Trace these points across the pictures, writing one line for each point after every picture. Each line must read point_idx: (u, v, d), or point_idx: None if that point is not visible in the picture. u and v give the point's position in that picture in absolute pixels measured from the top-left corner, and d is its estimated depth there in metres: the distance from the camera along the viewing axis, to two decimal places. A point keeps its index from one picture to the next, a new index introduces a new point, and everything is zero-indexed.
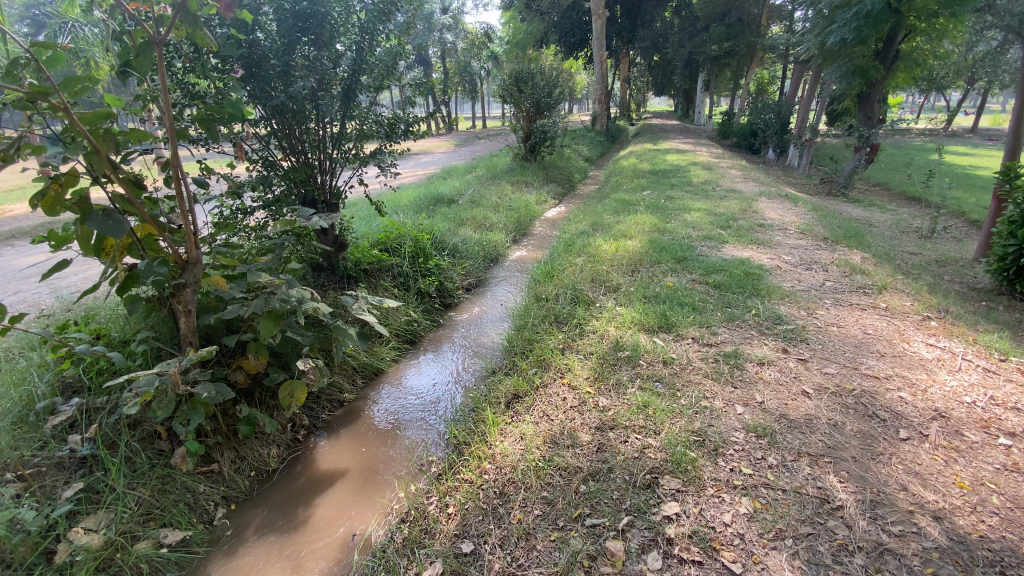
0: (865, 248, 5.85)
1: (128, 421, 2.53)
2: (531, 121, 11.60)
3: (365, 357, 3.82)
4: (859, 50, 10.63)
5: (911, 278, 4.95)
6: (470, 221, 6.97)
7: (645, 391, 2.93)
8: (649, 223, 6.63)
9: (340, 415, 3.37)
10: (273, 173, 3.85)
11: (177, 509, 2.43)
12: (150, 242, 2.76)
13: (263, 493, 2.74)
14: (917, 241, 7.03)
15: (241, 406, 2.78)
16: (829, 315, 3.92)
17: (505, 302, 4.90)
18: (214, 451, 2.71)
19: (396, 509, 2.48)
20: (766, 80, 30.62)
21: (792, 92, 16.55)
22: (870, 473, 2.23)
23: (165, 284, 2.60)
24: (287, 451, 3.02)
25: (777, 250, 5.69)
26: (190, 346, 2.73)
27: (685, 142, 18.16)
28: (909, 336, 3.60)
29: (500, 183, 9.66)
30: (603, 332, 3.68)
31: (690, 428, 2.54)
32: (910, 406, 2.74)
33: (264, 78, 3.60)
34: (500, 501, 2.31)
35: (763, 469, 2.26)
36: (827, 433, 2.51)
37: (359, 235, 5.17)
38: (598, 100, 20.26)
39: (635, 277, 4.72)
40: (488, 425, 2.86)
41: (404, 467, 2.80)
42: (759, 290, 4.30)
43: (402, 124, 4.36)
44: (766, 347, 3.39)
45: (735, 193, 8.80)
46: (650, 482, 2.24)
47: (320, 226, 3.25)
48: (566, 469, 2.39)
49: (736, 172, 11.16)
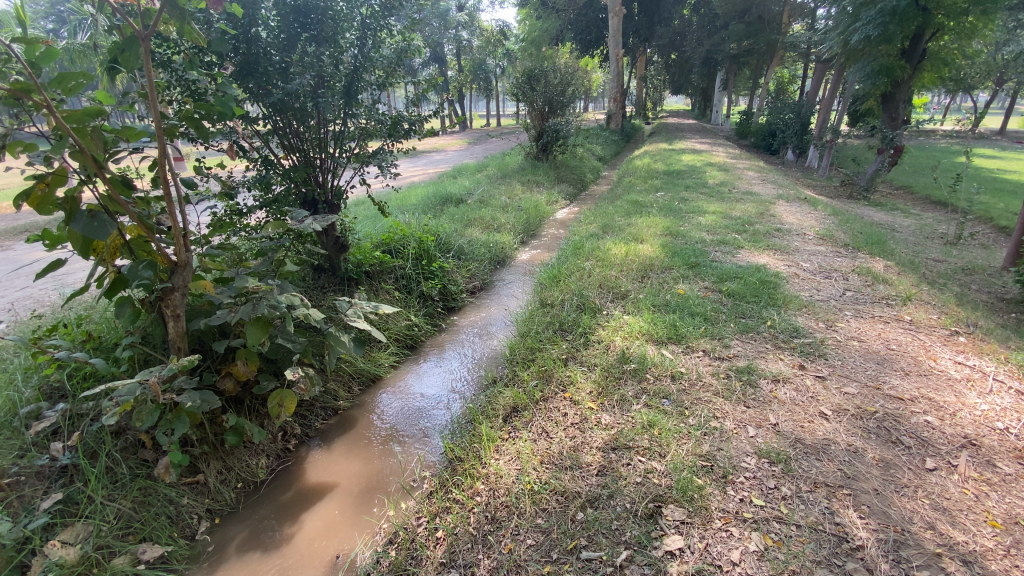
0: (888, 256, 5.60)
1: (112, 429, 2.44)
2: (543, 120, 11.46)
3: (361, 363, 3.71)
4: (884, 48, 10.29)
5: (937, 289, 4.71)
6: (477, 222, 6.85)
7: (651, 408, 2.77)
8: (661, 225, 6.47)
9: (334, 423, 3.27)
10: (272, 173, 3.74)
11: (159, 523, 2.35)
12: (140, 243, 2.67)
13: (250, 506, 2.64)
14: (942, 248, 6.74)
15: (227, 415, 2.68)
16: (849, 329, 3.72)
17: (510, 307, 4.76)
18: (199, 462, 2.62)
19: (384, 528, 2.37)
20: (786, 79, 29.92)
21: (812, 91, 16.13)
22: (893, 509, 2.06)
23: (151, 288, 2.52)
24: (277, 462, 2.92)
25: (794, 257, 5.47)
26: (178, 352, 2.64)
27: (701, 142, 17.84)
28: (936, 353, 3.39)
29: (510, 183, 9.52)
30: (609, 343, 3.52)
31: (697, 452, 2.38)
32: (937, 432, 2.55)
33: (262, 75, 3.45)
34: (492, 527, 2.17)
35: (776, 501, 2.10)
36: (846, 462, 2.33)
37: (362, 235, 5.08)
38: (613, 98, 19.91)
39: (645, 283, 4.55)
40: (484, 441, 2.73)
41: (396, 482, 2.69)
42: (776, 300, 4.12)
43: (406, 123, 4.25)
44: (782, 363, 3.21)
45: (752, 195, 8.54)
46: (653, 511, 2.09)
47: (316, 230, 3.08)
48: (563, 494, 2.25)
49: (753, 174, 10.89)
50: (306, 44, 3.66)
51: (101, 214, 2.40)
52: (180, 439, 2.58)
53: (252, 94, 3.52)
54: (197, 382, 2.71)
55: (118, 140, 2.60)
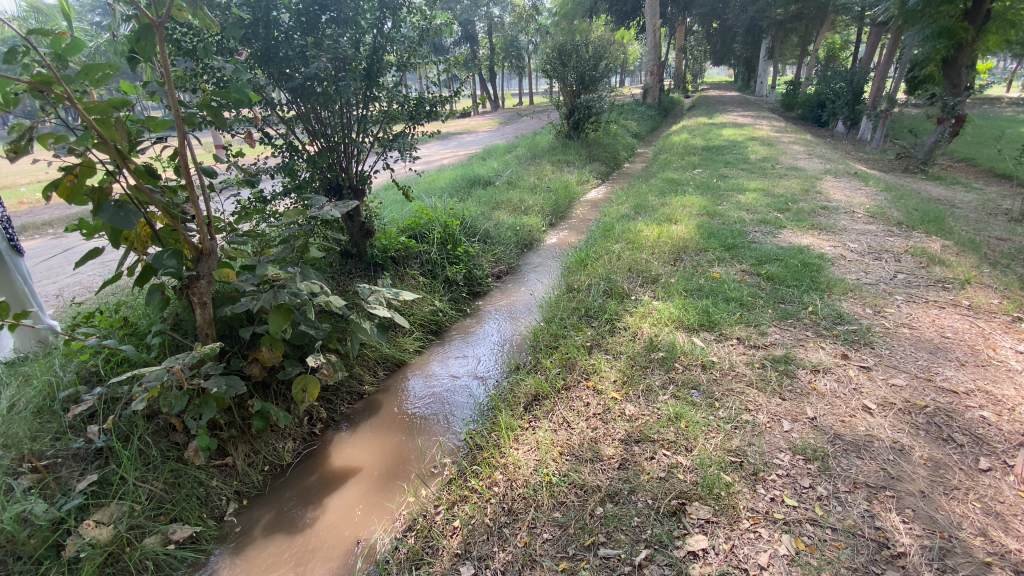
0: (946, 235, 5.18)
1: (144, 413, 2.52)
2: (575, 97, 11.11)
3: (386, 348, 3.72)
4: (946, 8, 9.49)
5: (1000, 270, 4.33)
6: (505, 205, 6.76)
7: (678, 400, 2.66)
8: (697, 204, 6.20)
9: (360, 407, 3.29)
10: (296, 158, 3.76)
11: (189, 504, 2.43)
12: (169, 232, 2.72)
13: (276, 489, 2.69)
14: (1007, 225, 6.21)
15: (253, 400, 2.71)
16: (899, 315, 3.46)
17: (537, 292, 4.67)
18: (228, 445, 2.68)
19: (404, 514, 2.36)
20: (837, 45, 27.97)
21: (867, 57, 15.04)
22: (940, 513, 1.89)
23: (177, 277, 2.55)
24: (303, 445, 2.96)
25: (842, 237, 5.13)
26: (205, 338, 2.68)
27: (744, 114, 16.95)
28: (996, 342, 3.11)
29: (540, 163, 9.35)
30: (636, 329, 3.40)
31: (726, 447, 2.27)
32: (994, 429, 2.34)
33: (281, 61, 3.45)
34: (508, 519, 2.13)
35: (810, 502, 1.97)
36: (891, 461, 2.16)
37: (388, 220, 5.08)
38: (649, 71, 19.12)
39: (677, 266, 4.36)
40: (504, 431, 2.69)
41: (418, 468, 2.68)
42: (818, 284, 3.88)
43: (428, 105, 4.19)
44: (822, 352, 3.03)
45: (796, 171, 8.09)
46: (676, 508, 2.00)
47: (335, 217, 2.98)
48: (582, 488, 2.18)
49: (799, 148, 10.32)
50: (326, 26, 3.59)
51: (127, 205, 2.43)
52: (210, 422, 2.64)
53: (274, 79, 3.50)
54: (224, 368, 2.76)
55: (143, 130, 2.62)
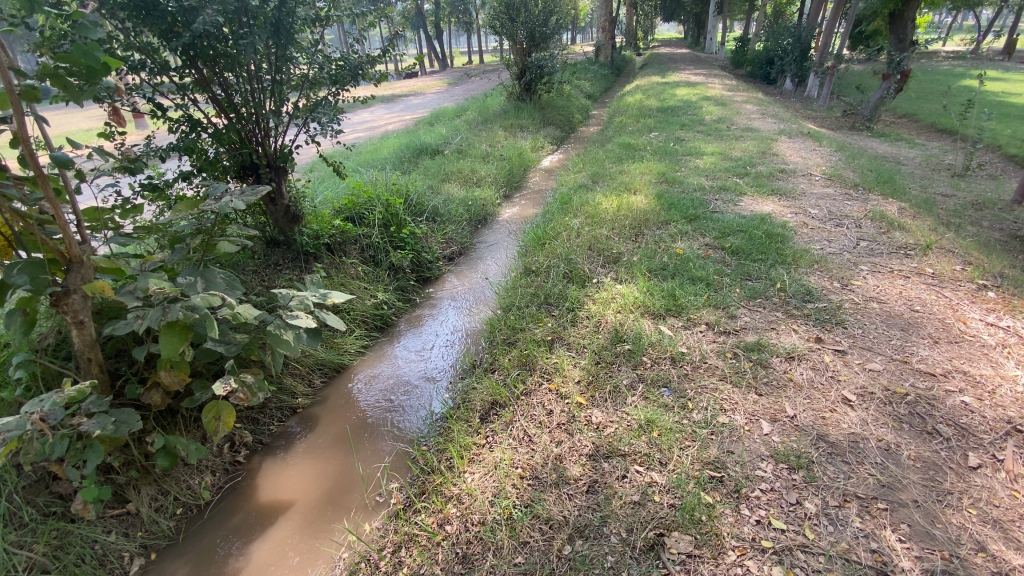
0: (901, 196, 5.13)
1: (14, 463, 2.05)
2: (525, 55, 10.48)
3: (323, 352, 3.30)
4: None
5: (956, 232, 4.29)
6: (455, 176, 6.29)
7: (649, 402, 2.41)
8: (655, 171, 5.93)
9: (293, 424, 2.89)
10: (198, 134, 3.16)
11: (80, 568, 2.01)
12: (26, 236, 2.16)
13: (193, 535, 2.29)
14: (950, 180, 6.30)
15: (154, 434, 2.27)
16: (867, 287, 3.32)
17: (491, 276, 4.31)
18: (127, 490, 2.25)
19: (345, 558, 2.04)
20: None
21: (813, 12, 14.97)
22: (938, 528, 1.73)
23: (38, 292, 2.03)
24: (224, 478, 2.56)
25: (801, 202, 4.99)
26: (89, 364, 2.20)
27: (697, 73, 16.67)
28: (964, 313, 3.01)
29: (491, 128, 8.82)
30: (600, 319, 3.12)
31: (704, 459, 2.04)
32: (977, 416, 2.21)
33: (163, 15, 2.83)
34: (463, 569, 1.83)
35: (799, 522, 1.77)
36: (880, 464, 1.98)
37: (321, 200, 4.54)
38: (600, 28, 18.49)
39: (639, 242, 4.09)
40: (457, 451, 2.38)
41: (361, 496, 2.35)
42: (785, 256, 3.70)
43: (353, 67, 3.65)
44: (795, 335, 2.84)
45: (751, 132, 7.94)
46: (654, 542, 1.77)
47: (239, 208, 2.40)
48: (547, 522, 1.92)
49: (752, 107, 10.19)
50: None
51: None
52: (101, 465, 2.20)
53: (161, 38, 2.91)
54: (116, 399, 2.30)
55: None
